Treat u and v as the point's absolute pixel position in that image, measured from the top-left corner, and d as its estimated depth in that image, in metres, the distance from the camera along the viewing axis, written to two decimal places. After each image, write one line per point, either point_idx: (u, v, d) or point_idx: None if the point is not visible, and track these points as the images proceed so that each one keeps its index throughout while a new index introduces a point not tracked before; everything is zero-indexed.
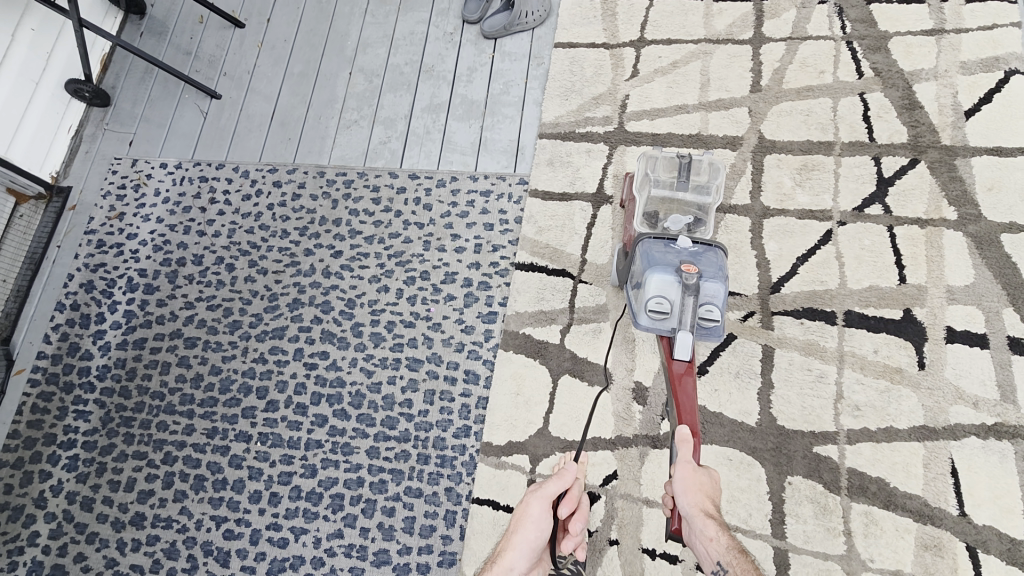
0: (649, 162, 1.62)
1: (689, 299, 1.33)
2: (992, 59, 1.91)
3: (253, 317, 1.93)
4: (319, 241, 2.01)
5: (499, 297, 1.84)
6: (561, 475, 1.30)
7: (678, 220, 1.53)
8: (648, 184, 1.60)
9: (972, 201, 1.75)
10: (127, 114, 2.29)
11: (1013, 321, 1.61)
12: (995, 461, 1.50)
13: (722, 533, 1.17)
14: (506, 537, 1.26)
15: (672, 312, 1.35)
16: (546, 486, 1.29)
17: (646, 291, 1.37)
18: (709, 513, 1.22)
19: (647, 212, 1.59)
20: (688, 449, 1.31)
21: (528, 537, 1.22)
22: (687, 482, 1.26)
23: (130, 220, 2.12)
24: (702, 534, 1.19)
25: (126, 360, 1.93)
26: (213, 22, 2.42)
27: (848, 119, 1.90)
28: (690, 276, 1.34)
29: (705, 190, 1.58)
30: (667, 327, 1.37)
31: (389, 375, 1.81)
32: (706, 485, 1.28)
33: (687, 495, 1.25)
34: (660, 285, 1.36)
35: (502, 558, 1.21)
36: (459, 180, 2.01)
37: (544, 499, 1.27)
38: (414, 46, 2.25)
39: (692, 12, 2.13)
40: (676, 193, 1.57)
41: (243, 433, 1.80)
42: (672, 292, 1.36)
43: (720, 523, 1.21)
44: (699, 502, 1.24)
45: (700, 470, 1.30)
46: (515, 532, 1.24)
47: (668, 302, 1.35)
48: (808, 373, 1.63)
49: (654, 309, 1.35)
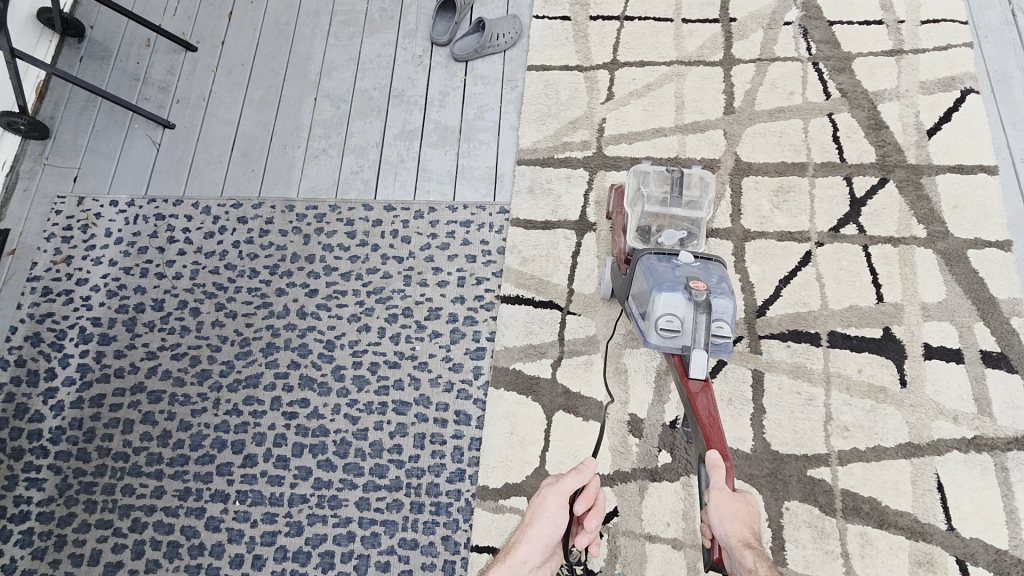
0: (640, 177, 1.59)
1: (702, 318, 1.29)
2: (948, 78, 1.98)
3: (224, 365, 1.81)
4: (292, 279, 1.90)
5: (486, 332, 1.79)
6: (579, 471, 1.13)
7: (672, 235, 1.50)
8: (641, 200, 1.57)
9: (940, 218, 1.81)
10: (69, 147, 2.12)
11: (983, 335, 1.68)
12: (976, 474, 1.55)
13: (762, 564, 1.05)
14: (520, 528, 1.14)
15: (683, 330, 1.33)
16: (563, 481, 1.13)
17: (655, 308, 1.33)
18: (749, 543, 1.11)
19: (639, 226, 1.56)
20: (720, 474, 1.21)
21: (544, 533, 1.10)
22: (723, 510, 1.17)
23: (79, 264, 1.95)
24: (741, 566, 1.08)
25: (83, 420, 1.77)
26: (162, 45, 2.27)
27: (819, 140, 1.94)
28: (699, 293, 1.30)
29: (698, 205, 1.56)
30: (678, 345, 1.34)
31: (375, 421, 1.73)
32: (744, 511, 1.18)
33: (723, 523, 1.16)
34: (669, 302, 1.32)
35: (516, 549, 1.11)
36: (438, 211, 1.95)
37: (562, 494, 1.12)
38: (382, 69, 2.17)
39: (662, 33, 2.14)
40: (668, 209, 1.55)
41: (219, 493, 1.69)
42: (682, 309, 1.32)
43: (761, 554, 1.08)
44: (737, 531, 1.14)
45: (736, 496, 1.20)
46: (530, 526, 1.12)
47: (678, 319, 1.32)
48: (797, 397, 1.66)
49: (664, 328, 1.32)
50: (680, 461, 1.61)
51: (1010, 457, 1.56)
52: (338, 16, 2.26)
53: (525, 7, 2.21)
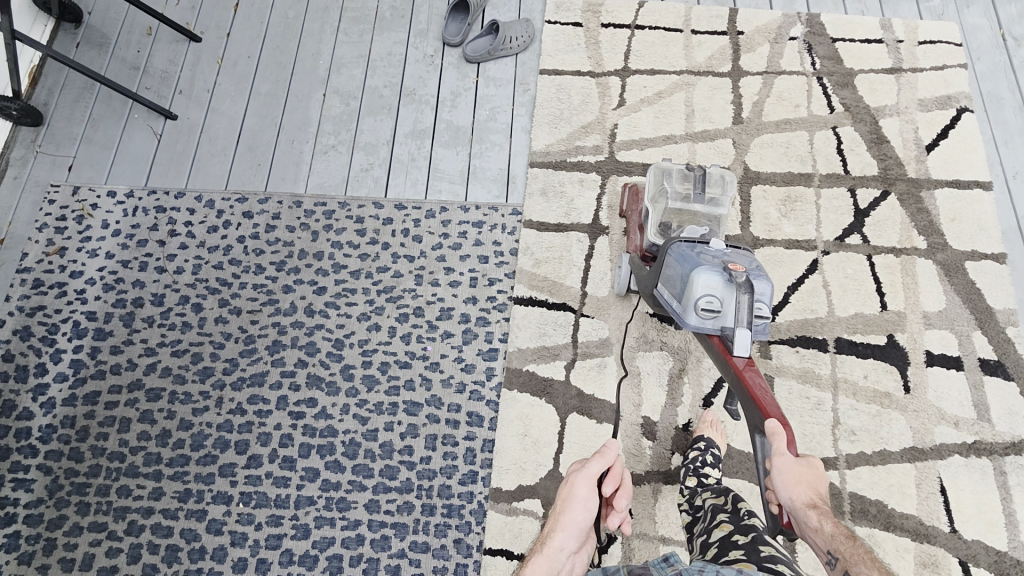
0: (662, 174, 1.65)
1: (744, 297, 1.32)
2: (945, 97, 2.06)
3: (227, 363, 1.76)
4: (299, 276, 1.86)
5: (499, 333, 1.78)
6: (603, 453, 1.19)
7: (695, 230, 1.54)
8: (664, 196, 1.62)
9: (939, 230, 1.88)
10: (64, 134, 2.04)
11: (982, 344, 1.74)
12: (976, 478, 1.60)
13: (828, 522, 1.16)
14: (550, 518, 1.16)
15: (724, 310, 1.36)
16: (589, 465, 1.17)
17: (694, 290, 1.36)
18: (813, 504, 1.18)
19: (660, 222, 1.62)
20: (781, 440, 1.21)
21: (577, 518, 1.12)
22: (787, 475, 1.20)
23: (73, 256, 1.88)
24: (807, 526, 1.17)
25: (76, 419, 1.70)
26: (164, 34, 2.21)
27: (824, 152, 2.00)
28: (739, 274, 1.34)
29: (718, 202, 1.61)
30: (717, 326, 1.37)
31: (385, 422, 1.69)
32: (807, 474, 1.23)
33: (787, 488, 1.21)
34: (709, 284, 1.35)
35: (551, 539, 1.11)
36: (450, 211, 1.93)
37: (589, 479, 1.16)
38: (393, 67, 2.15)
39: (672, 43, 2.17)
40: (690, 205, 1.60)
41: (221, 495, 1.63)
42: (722, 290, 1.35)
43: (826, 514, 1.17)
44: (801, 494, 1.20)
45: (799, 461, 1.23)
46: (563, 514, 1.13)
47: (718, 300, 1.36)
48: (806, 401, 1.69)
49: (704, 309, 1.35)
50: None
51: (1007, 461, 1.62)
52: (348, 13, 2.23)
53: (538, 12, 2.22)
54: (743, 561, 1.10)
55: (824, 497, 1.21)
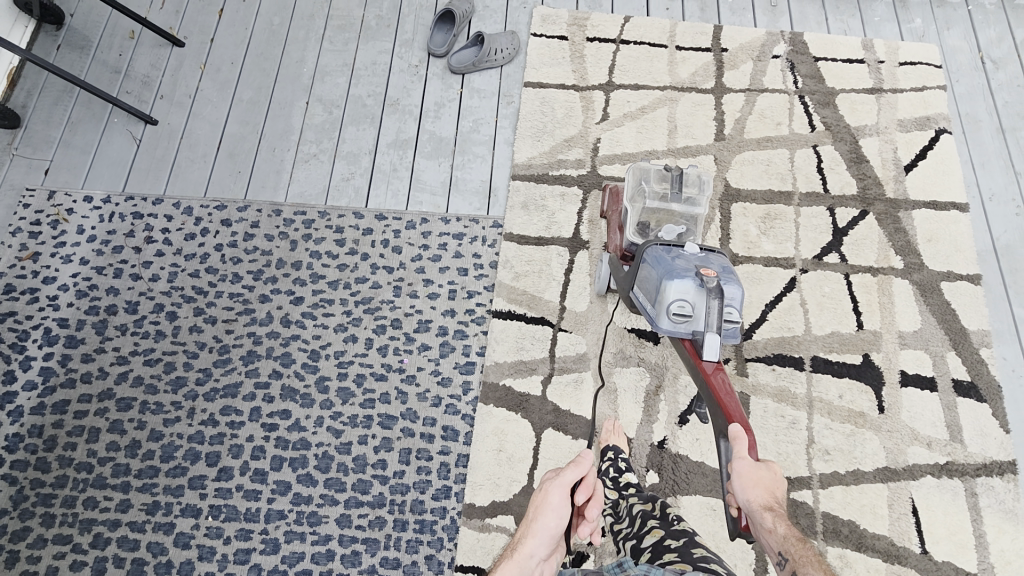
0: (641, 174, 1.67)
1: (714, 303, 1.35)
2: (924, 118, 2.09)
3: (200, 373, 1.74)
4: (277, 285, 1.85)
5: (476, 346, 1.78)
6: (579, 463, 1.25)
7: (671, 230, 1.60)
8: (642, 196, 1.64)
9: (915, 251, 1.89)
10: (41, 137, 2.02)
11: (955, 364, 1.75)
12: (948, 499, 1.61)
13: (781, 524, 1.13)
14: (523, 524, 1.20)
15: (695, 314, 1.39)
16: (564, 473, 1.23)
17: (667, 295, 1.39)
18: (769, 506, 1.17)
19: (638, 222, 1.64)
20: (742, 445, 1.26)
21: (549, 525, 1.16)
22: (745, 478, 1.22)
23: (47, 261, 1.85)
24: (762, 527, 1.15)
25: (43, 428, 1.67)
26: (147, 38, 2.19)
27: (804, 170, 2.01)
28: (710, 279, 1.37)
29: (696, 202, 1.63)
30: (689, 329, 1.40)
31: (359, 435, 1.68)
32: (767, 478, 1.22)
33: (745, 490, 1.21)
34: (681, 289, 1.38)
35: (522, 545, 1.14)
36: (430, 222, 1.93)
37: (564, 487, 1.21)
38: (377, 77, 2.14)
39: (656, 58, 2.18)
40: (667, 205, 1.62)
41: (190, 507, 1.61)
42: (693, 295, 1.38)
43: (781, 516, 1.15)
44: (758, 496, 1.19)
45: (759, 464, 1.24)
46: (535, 520, 1.18)
47: (690, 305, 1.38)
48: (781, 420, 1.69)
49: (676, 313, 1.38)
50: (667, 482, 1.63)
51: (979, 482, 1.63)
52: (333, 21, 2.23)
53: (523, 24, 2.23)
54: (679, 562, 1.10)
55: (781, 502, 1.20)
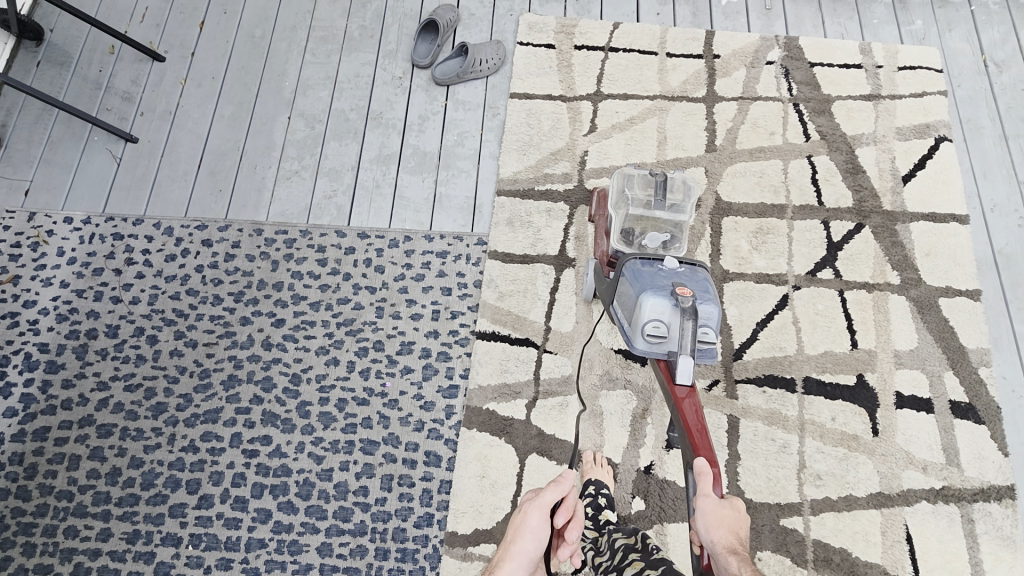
0: (625, 180, 1.68)
1: (688, 324, 1.33)
2: (923, 125, 2.02)
3: (181, 399, 1.72)
4: (258, 307, 1.82)
5: (460, 369, 1.74)
6: (559, 483, 1.24)
7: (655, 237, 1.56)
8: (625, 203, 1.63)
9: (913, 265, 1.83)
10: (21, 158, 2.00)
11: (953, 385, 1.70)
12: (944, 525, 1.57)
13: (747, 570, 1.10)
14: (502, 546, 1.20)
15: (670, 335, 1.38)
16: (543, 494, 1.22)
17: (642, 314, 1.38)
18: (733, 549, 1.15)
19: (622, 228, 1.61)
20: (708, 481, 1.24)
21: (526, 548, 1.16)
22: (710, 518, 1.20)
23: (27, 284, 1.84)
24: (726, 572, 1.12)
25: (24, 455, 1.66)
26: (127, 53, 2.16)
27: (798, 182, 1.95)
28: (686, 299, 1.35)
29: (680, 209, 1.63)
30: (664, 350, 1.39)
31: (340, 461, 1.66)
32: (730, 517, 1.21)
33: (709, 530, 1.19)
34: (656, 309, 1.37)
35: (501, 568, 1.15)
36: (414, 240, 1.89)
37: (542, 509, 1.21)
38: (360, 90, 2.10)
39: (646, 66, 2.12)
40: (651, 211, 1.61)
41: (171, 536, 1.60)
42: (669, 315, 1.37)
43: (746, 560, 1.13)
44: (723, 538, 1.17)
45: (723, 503, 1.23)
46: (514, 543, 1.18)
47: (665, 325, 1.37)
48: (772, 444, 1.65)
49: (651, 333, 1.37)
50: (653, 509, 1.59)
51: (976, 508, 1.58)
52: (316, 32, 2.18)
53: (510, 32, 2.18)
54: None
55: (744, 542, 1.19)
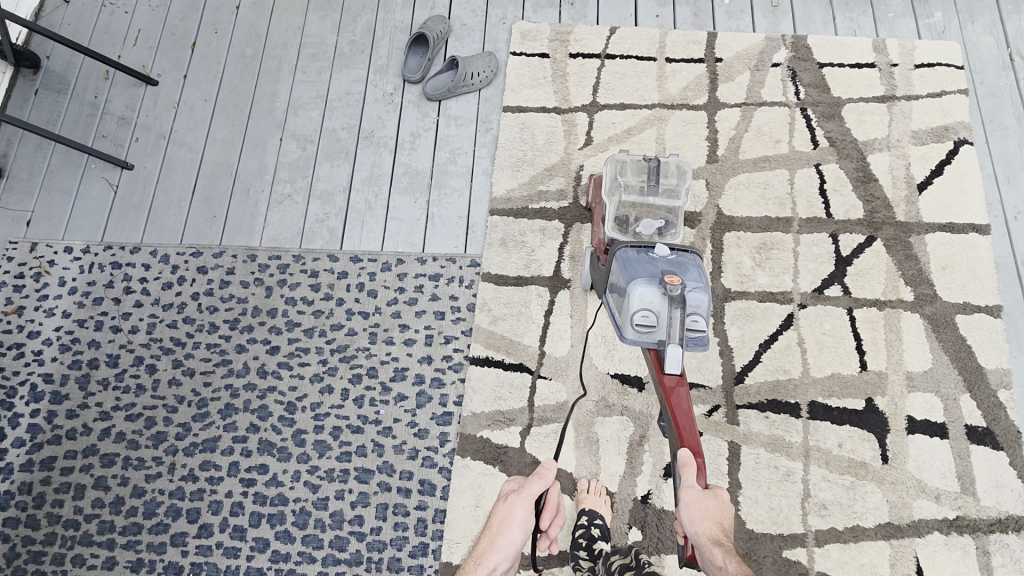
0: (617, 166, 1.58)
1: (676, 313, 1.31)
2: (941, 128, 1.90)
3: (180, 428, 1.74)
4: (252, 334, 1.82)
5: (454, 396, 1.72)
6: (542, 478, 1.37)
7: (649, 225, 1.52)
8: (619, 190, 1.57)
9: (928, 280, 1.74)
10: (23, 188, 2.02)
11: (970, 408, 1.61)
12: (957, 557, 1.50)
13: (731, 561, 1.17)
14: (489, 536, 1.33)
15: (659, 324, 1.35)
16: (529, 490, 1.36)
17: (630, 304, 1.36)
18: (717, 541, 1.22)
19: (617, 216, 1.58)
20: (691, 473, 1.29)
21: (513, 541, 1.30)
22: (693, 510, 1.26)
23: (31, 314, 1.87)
24: (712, 563, 1.19)
25: (32, 485, 1.70)
26: (121, 78, 2.16)
27: (805, 193, 1.86)
28: (674, 288, 1.32)
29: (675, 193, 1.56)
30: (654, 339, 1.37)
31: (336, 490, 1.66)
32: (713, 508, 1.27)
33: (693, 522, 1.25)
34: (645, 298, 1.35)
35: (486, 559, 1.30)
36: (406, 263, 1.86)
37: (527, 503, 1.34)
38: (351, 108, 2.07)
39: (644, 73, 2.04)
40: (645, 198, 1.55)
41: (172, 565, 1.63)
42: (658, 304, 1.35)
43: (730, 551, 1.20)
44: (707, 529, 1.24)
45: (706, 494, 1.28)
46: (500, 536, 1.31)
47: (655, 315, 1.35)
48: (775, 471, 1.59)
49: (640, 323, 1.35)
50: (651, 539, 1.57)
51: (992, 539, 1.51)
52: (306, 49, 2.15)
53: (502, 42, 2.11)
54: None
55: (727, 532, 1.26)
